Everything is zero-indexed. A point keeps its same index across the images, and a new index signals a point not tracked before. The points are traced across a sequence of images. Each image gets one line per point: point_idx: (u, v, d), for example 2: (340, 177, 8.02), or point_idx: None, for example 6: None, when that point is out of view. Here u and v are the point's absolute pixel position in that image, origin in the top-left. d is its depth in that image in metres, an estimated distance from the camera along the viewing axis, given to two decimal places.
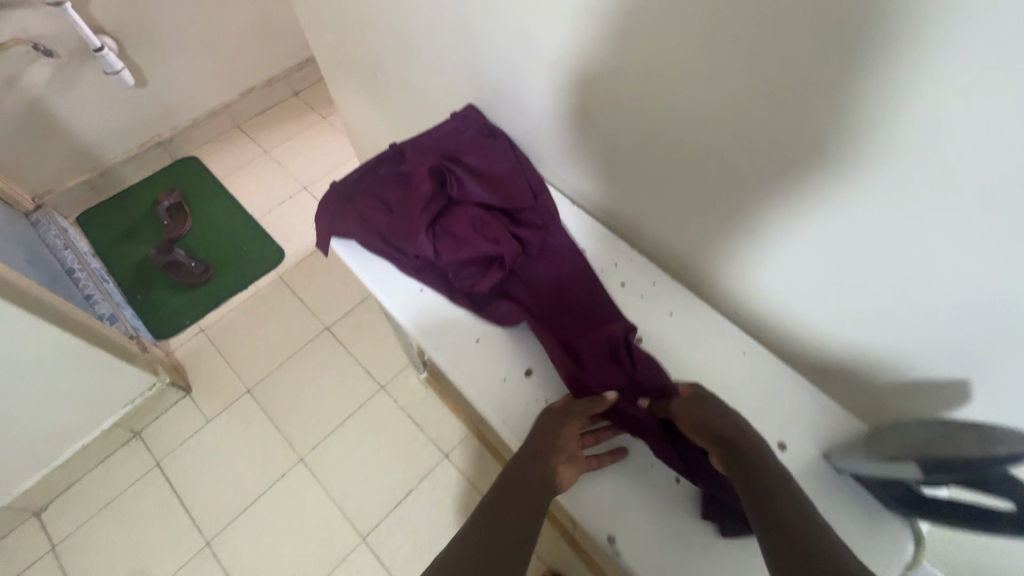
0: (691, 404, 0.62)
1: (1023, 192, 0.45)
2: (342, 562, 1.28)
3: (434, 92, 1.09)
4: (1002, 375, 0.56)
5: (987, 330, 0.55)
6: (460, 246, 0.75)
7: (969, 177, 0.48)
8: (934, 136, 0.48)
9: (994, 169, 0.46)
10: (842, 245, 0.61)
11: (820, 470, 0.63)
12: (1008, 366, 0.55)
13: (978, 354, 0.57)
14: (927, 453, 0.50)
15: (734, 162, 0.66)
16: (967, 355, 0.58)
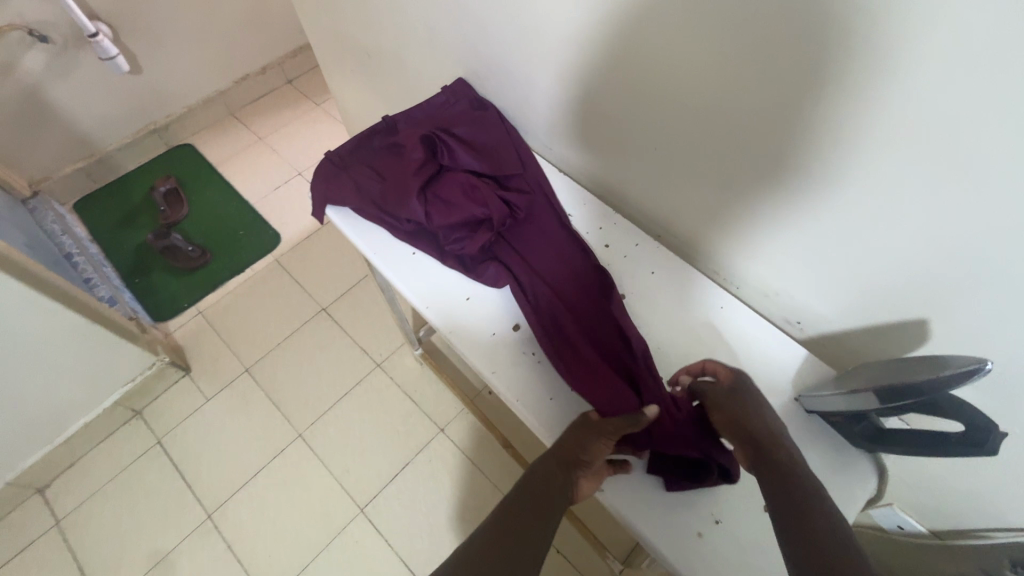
0: (725, 399, 0.63)
1: (999, 147, 0.48)
2: (341, 532, 1.32)
3: (425, 68, 1.12)
4: (970, 325, 0.60)
5: (963, 286, 0.58)
6: (450, 209, 0.78)
7: (918, 116, 0.51)
8: (888, 77, 0.50)
9: (942, 108, 0.49)
10: (808, 190, 0.64)
11: (791, 412, 0.67)
12: (976, 317, 0.59)
13: (951, 306, 0.60)
14: (885, 385, 0.53)
15: (725, 125, 0.67)
16: (941, 307, 0.61)
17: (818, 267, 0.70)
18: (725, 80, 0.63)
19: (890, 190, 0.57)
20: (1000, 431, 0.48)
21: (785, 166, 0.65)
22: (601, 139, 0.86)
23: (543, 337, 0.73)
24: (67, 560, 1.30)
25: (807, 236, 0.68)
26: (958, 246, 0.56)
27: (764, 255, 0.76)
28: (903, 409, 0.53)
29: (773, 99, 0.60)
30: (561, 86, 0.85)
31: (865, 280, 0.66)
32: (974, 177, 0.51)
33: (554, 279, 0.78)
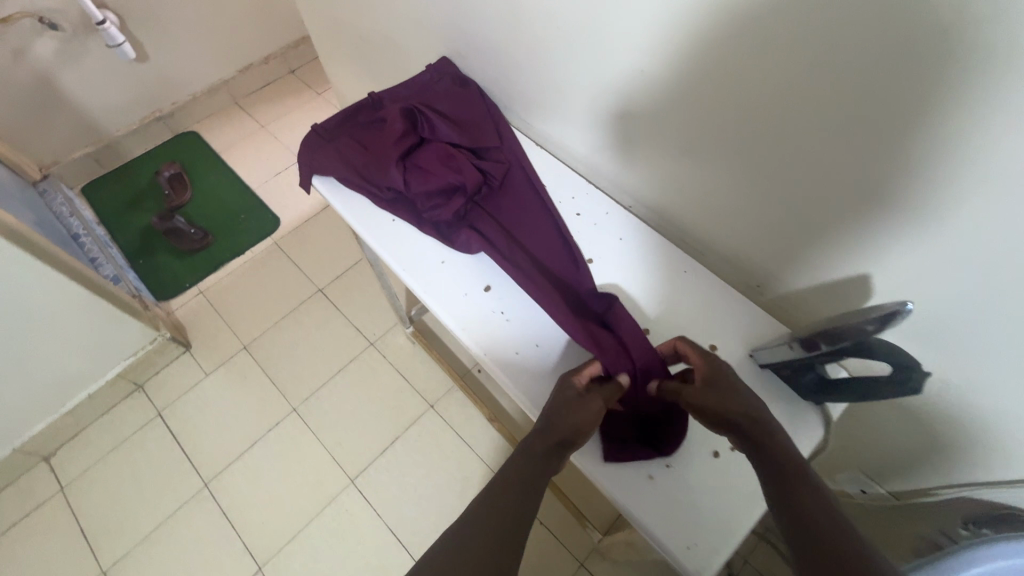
0: (709, 396, 0.60)
1: None
2: (331, 502, 1.36)
3: (413, 50, 1.15)
4: (979, 324, 0.60)
5: (988, 292, 0.57)
6: (429, 177, 0.82)
7: (850, 67, 0.54)
8: (821, 32, 0.53)
9: (870, 58, 0.52)
10: (758, 147, 0.67)
11: (746, 367, 0.70)
12: (988, 319, 0.59)
13: (968, 309, 0.60)
14: (832, 326, 0.57)
15: (762, 109, 0.64)
16: (957, 307, 0.61)
17: (774, 225, 0.73)
18: (682, 46, 0.66)
19: (829, 141, 0.60)
20: (925, 372, 0.51)
21: (738, 125, 0.68)
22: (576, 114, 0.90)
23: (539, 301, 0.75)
24: (70, 524, 1.36)
25: (764, 195, 0.72)
26: (890, 194, 0.59)
27: (726, 218, 0.79)
28: (842, 352, 0.56)
29: (724, 60, 0.63)
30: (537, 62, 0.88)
31: (815, 236, 0.70)
32: (944, 137, 0.51)
33: (537, 250, 0.81)
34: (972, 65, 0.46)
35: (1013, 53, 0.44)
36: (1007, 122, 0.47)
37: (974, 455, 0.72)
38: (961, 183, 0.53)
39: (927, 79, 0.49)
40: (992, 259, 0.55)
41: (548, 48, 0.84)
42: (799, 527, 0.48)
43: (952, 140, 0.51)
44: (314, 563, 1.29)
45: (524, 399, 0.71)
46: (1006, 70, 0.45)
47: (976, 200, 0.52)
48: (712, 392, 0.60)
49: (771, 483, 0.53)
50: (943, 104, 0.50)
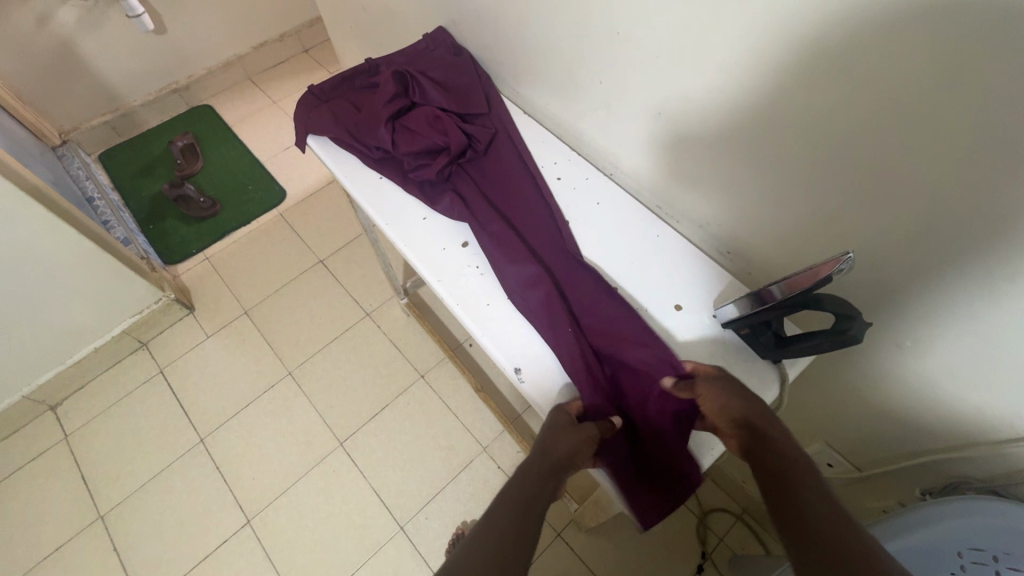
0: (712, 388, 0.61)
1: None
2: (320, 462, 1.40)
3: (414, 22, 1.19)
4: (953, 305, 0.61)
5: (971, 273, 0.58)
6: (415, 138, 0.86)
7: (810, 21, 0.55)
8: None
9: (828, 12, 0.54)
10: (731, 105, 0.70)
11: (708, 327, 0.72)
12: (964, 300, 0.60)
13: (953, 291, 0.60)
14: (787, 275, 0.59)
15: (747, 74, 0.65)
16: (939, 289, 0.61)
17: (746, 187, 0.76)
18: (660, 8, 0.68)
19: (795, 98, 0.62)
20: (864, 320, 0.54)
21: (711, 84, 0.70)
22: (563, 81, 0.92)
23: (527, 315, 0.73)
24: (72, 470, 1.42)
25: (735, 157, 0.74)
26: (852, 149, 0.61)
27: (705, 183, 0.81)
28: (793, 304, 0.58)
29: (695, 21, 0.66)
30: (527, 30, 0.91)
31: (783, 197, 0.72)
32: (917, 101, 0.52)
33: (530, 233, 0.82)
34: (917, 17, 0.48)
35: (953, 5, 0.45)
36: (952, 75, 0.49)
37: (937, 433, 0.74)
38: (913, 136, 0.54)
39: (879, 32, 0.51)
40: (942, 214, 0.57)
41: (539, 16, 0.86)
42: (789, 512, 0.47)
43: (905, 93, 0.53)
44: (300, 519, 1.33)
45: (494, 351, 0.73)
46: (969, 29, 0.45)
47: (928, 153, 0.54)
48: (720, 384, 0.61)
49: (763, 472, 0.53)
50: (894, 57, 0.51)
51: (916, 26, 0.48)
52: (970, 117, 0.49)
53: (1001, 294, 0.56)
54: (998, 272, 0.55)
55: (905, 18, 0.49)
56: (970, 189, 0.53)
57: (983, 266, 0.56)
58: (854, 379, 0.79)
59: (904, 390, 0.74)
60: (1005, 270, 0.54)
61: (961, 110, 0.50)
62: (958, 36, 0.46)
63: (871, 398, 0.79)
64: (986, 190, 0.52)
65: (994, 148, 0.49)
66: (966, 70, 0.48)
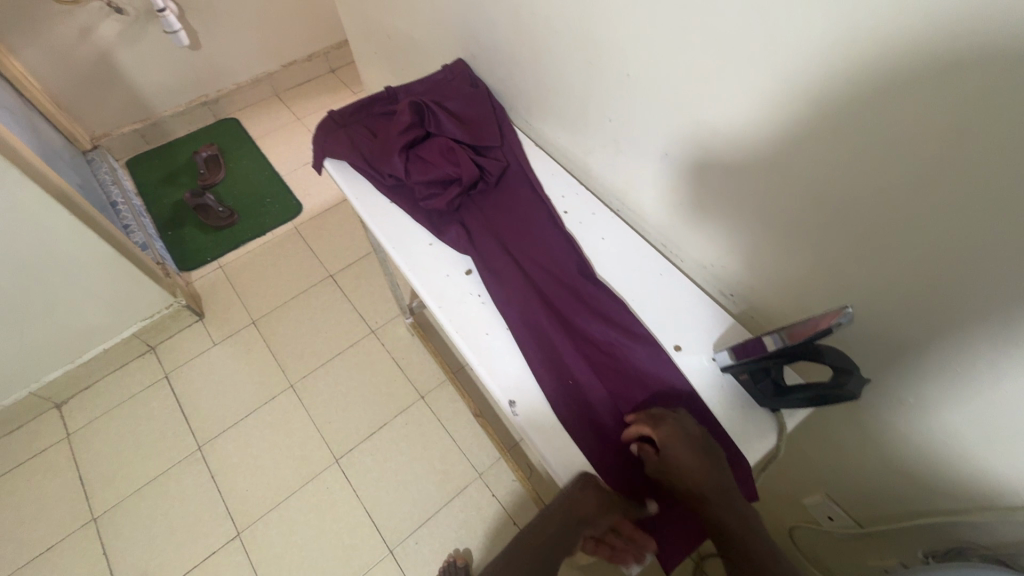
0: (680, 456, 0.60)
1: None
2: (313, 478, 1.39)
3: (435, 52, 1.23)
4: (954, 362, 0.60)
5: (974, 332, 0.57)
6: (428, 167, 0.87)
7: (818, 74, 0.57)
8: (794, 40, 0.57)
9: (833, 68, 0.55)
10: (738, 149, 0.71)
11: (708, 370, 0.72)
12: (967, 358, 0.59)
13: (957, 350, 0.59)
14: (785, 325, 0.58)
15: (754, 118, 0.66)
16: (942, 346, 0.61)
17: (751, 230, 0.76)
18: (671, 57, 0.71)
19: (801, 145, 0.63)
20: (862, 375, 0.52)
21: (719, 126, 0.71)
22: (577, 118, 0.94)
23: (534, 354, 0.73)
24: (70, 469, 1.43)
25: (742, 202, 0.75)
26: (856, 199, 0.61)
27: (712, 226, 0.82)
28: (793, 352, 0.57)
29: (706, 70, 0.68)
30: (543, 66, 0.93)
31: (789, 242, 0.72)
32: (920, 157, 0.53)
33: (538, 271, 0.81)
34: (920, 76, 0.49)
35: (953, 67, 0.47)
36: (953, 133, 0.49)
37: (941, 493, 0.72)
38: (913, 191, 0.55)
39: (882, 86, 0.52)
40: (945, 270, 0.56)
41: (555, 55, 0.89)
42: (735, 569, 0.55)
43: (913, 149, 0.53)
44: (289, 535, 1.32)
45: (491, 379, 0.73)
46: (970, 90, 0.46)
47: (930, 208, 0.55)
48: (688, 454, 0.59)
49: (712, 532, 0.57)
50: (898, 114, 0.52)
51: (921, 86, 0.49)
52: (973, 174, 0.50)
53: (1004, 355, 0.55)
54: (1001, 333, 0.54)
55: (911, 78, 0.50)
56: (972, 247, 0.53)
57: (985, 325, 0.56)
58: (856, 431, 0.78)
59: (907, 447, 0.72)
60: (1007, 330, 0.54)
61: (962, 166, 0.50)
62: (958, 97, 0.47)
63: (872, 451, 0.77)
64: (989, 250, 0.52)
65: (993, 209, 0.50)
66: (969, 129, 0.48)
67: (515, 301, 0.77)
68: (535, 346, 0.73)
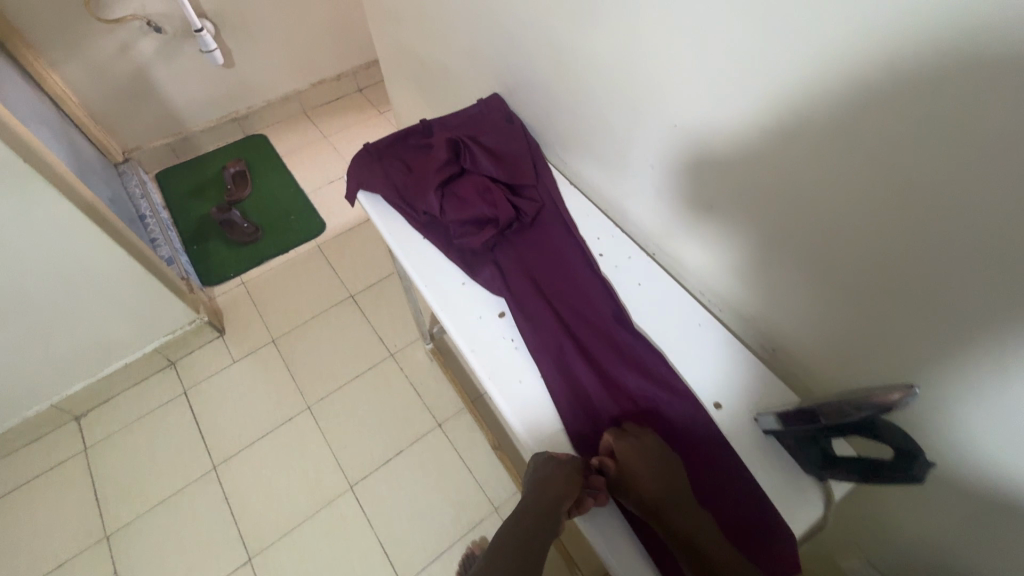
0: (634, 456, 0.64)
1: None
2: (327, 505, 1.37)
3: (468, 83, 1.23)
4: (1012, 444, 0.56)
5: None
6: (463, 206, 0.86)
7: (869, 137, 0.55)
8: (852, 103, 0.55)
9: (893, 139, 0.52)
10: (784, 207, 0.68)
11: (749, 429, 0.69)
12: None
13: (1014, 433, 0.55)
14: (839, 398, 0.55)
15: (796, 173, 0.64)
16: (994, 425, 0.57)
17: (797, 287, 0.73)
18: (717, 109, 0.69)
19: (854, 211, 0.60)
20: (927, 459, 0.49)
21: (760, 179, 0.69)
22: (616, 158, 0.92)
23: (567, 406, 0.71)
24: (86, 483, 1.43)
25: (784, 256, 0.72)
26: (911, 273, 0.58)
27: (755, 280, 0.79)
28: (845, 427, 0.54)
29: (754, 125, 0.66)
30: (581, 105, 0.92)
31: (830, 301, 0.69)
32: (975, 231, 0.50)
33: (572, 315, 0.80)
34: (980, 150, 0.47)
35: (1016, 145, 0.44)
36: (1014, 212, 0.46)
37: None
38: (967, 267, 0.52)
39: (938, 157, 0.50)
40: (1002, 350, 0.53)
41: (595, 96, 0.88)
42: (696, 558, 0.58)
43: (973, 224, 0.50)
44: (299, 563, 1.30)
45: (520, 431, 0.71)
46: None
47: (987, 283, 0.51)
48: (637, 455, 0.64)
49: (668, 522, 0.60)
50: (956, 185, 0.50)
51: (992, 164, 0.46)
52: None
53: None
54: None
55: (980, 155, 0.47)
56: None
57: None
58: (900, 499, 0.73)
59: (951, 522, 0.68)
60: None
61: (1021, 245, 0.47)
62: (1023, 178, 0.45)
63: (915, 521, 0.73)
64: None
65: None
66: None
67: (548, 349, 0.75)
68: (568, 398, 0.72)
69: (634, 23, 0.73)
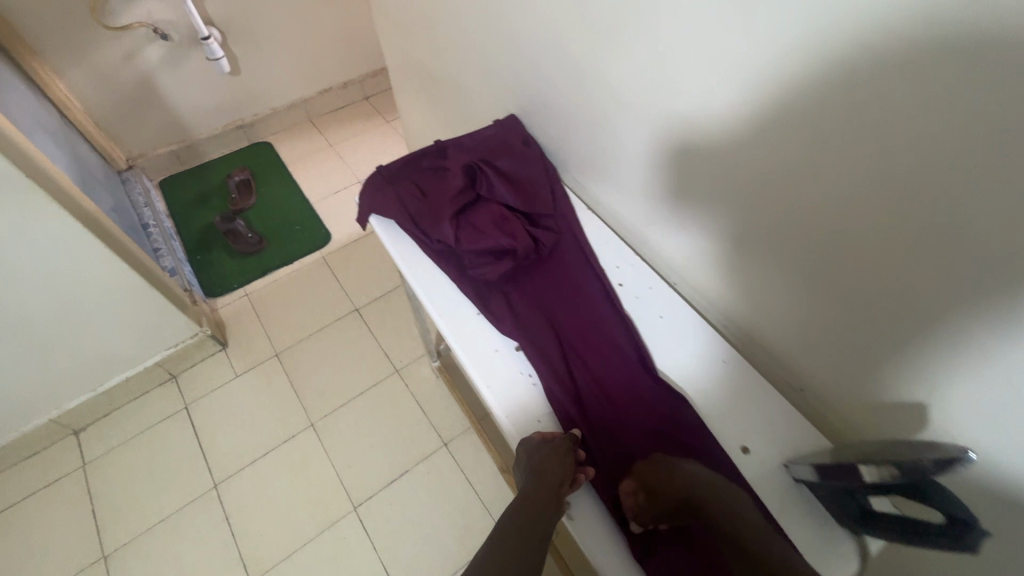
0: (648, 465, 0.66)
1: None
2: (330, 527, 1.34)
3: (481, 99, 1.20)
4: None
5: None
6: (479, 236, 0.83)
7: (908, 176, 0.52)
8: (889, 145, 0.52)
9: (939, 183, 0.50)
10: (816, 250, 0.65)
11: (779, 477, 0.65)
12: None
13: None
14: (885, 457, 0.52)
15: (824, 211, 0.62)
16: None
17: (828, 330, 0.70)
18: (744, 144, 0.67)
19: (893, 258, 0.57)
20: (983, 531, 0.46)
21: (789, 216, 0.66)
22: (638, 186, 0.90)
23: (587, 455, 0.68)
24: (85, 500, 1.40)
25: (811, 295, 0.70)
26: (954, 326, 0.55)
27: (779, 317, 0.77)
28: (890, 489, 0.51)
29: (782, 160, 0.63)
30: (602, 127, 0.90)
31: (858, 344, 0.67)
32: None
33: (589, 353, 0.77)
34: None
35: None
36: None
37: None
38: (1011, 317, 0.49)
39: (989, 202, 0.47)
40: None
41: (616, 123, 0.86)
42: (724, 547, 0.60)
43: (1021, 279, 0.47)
44: None
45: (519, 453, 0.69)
46: None
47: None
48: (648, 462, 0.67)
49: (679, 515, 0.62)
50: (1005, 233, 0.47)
51: None
52: None
53: None
54: None
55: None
56: None
57: None
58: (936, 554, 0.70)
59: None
60: None
61: None
62: None
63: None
64: None
65: None
66: None
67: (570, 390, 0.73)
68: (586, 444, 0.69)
69: (660, 52, 0.71)
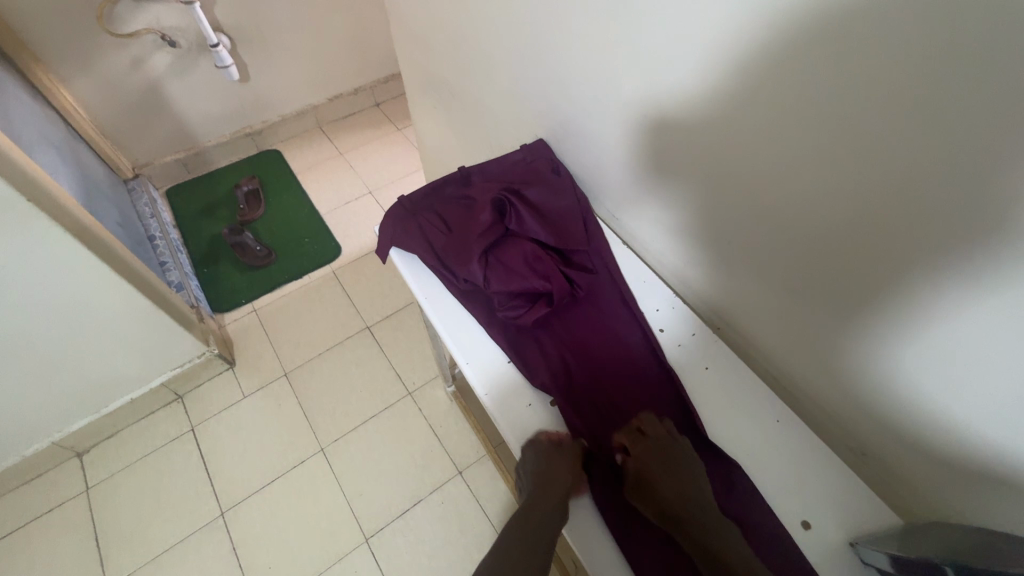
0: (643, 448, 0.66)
1: None
2: (341, 559, 1.29)
3: (503, 119, 1.15)
4: None
5: None
6: (510, 277, 0.77)
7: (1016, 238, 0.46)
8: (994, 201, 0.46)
9: None
10: (894, 313, 0.60)
11: (845, 558, 0.60)
12: None
13: None
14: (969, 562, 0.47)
15: (903, 265, 0.56)
16: None
17: (892, 386, 0.65)
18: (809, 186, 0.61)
19: (992, 333, 0.52)
20: None
21: (865, 270, 0.60)
22: (680, 222, 0.85)
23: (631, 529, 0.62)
24: (87, 528, 1.35)
25: (876, 350, 0.64)
26: None
27: (834, 367, 0.72)
28: None
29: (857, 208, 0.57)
30: (640, 157, 0.84)
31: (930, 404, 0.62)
32: None
33: (629, 406, 0.73)
34: None
35: None
36: None
37: None
38: None
39: None
40: None
41: (656, 152, 0.81)
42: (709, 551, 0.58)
43: None
44: None
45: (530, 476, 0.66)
46: None
47: None
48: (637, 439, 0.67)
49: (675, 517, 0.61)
50: None
51: None
52: None
53: None
54: None
55: None
56: None
57: None
58: None
59: None
60: None
61: None
62: None
63: None
64: None
65: None
66: None
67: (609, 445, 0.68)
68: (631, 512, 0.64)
69: (716, 86, 0.65)
